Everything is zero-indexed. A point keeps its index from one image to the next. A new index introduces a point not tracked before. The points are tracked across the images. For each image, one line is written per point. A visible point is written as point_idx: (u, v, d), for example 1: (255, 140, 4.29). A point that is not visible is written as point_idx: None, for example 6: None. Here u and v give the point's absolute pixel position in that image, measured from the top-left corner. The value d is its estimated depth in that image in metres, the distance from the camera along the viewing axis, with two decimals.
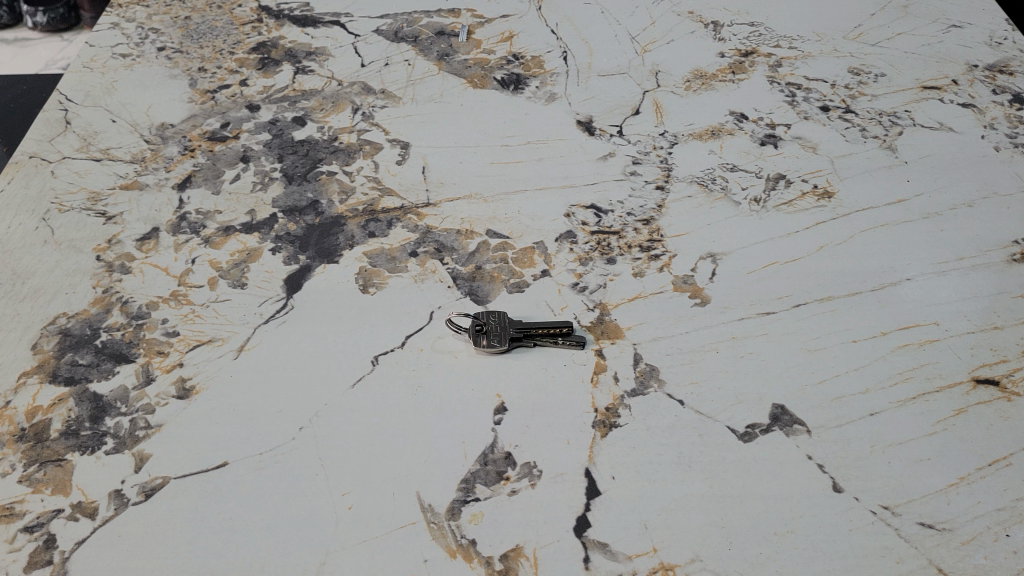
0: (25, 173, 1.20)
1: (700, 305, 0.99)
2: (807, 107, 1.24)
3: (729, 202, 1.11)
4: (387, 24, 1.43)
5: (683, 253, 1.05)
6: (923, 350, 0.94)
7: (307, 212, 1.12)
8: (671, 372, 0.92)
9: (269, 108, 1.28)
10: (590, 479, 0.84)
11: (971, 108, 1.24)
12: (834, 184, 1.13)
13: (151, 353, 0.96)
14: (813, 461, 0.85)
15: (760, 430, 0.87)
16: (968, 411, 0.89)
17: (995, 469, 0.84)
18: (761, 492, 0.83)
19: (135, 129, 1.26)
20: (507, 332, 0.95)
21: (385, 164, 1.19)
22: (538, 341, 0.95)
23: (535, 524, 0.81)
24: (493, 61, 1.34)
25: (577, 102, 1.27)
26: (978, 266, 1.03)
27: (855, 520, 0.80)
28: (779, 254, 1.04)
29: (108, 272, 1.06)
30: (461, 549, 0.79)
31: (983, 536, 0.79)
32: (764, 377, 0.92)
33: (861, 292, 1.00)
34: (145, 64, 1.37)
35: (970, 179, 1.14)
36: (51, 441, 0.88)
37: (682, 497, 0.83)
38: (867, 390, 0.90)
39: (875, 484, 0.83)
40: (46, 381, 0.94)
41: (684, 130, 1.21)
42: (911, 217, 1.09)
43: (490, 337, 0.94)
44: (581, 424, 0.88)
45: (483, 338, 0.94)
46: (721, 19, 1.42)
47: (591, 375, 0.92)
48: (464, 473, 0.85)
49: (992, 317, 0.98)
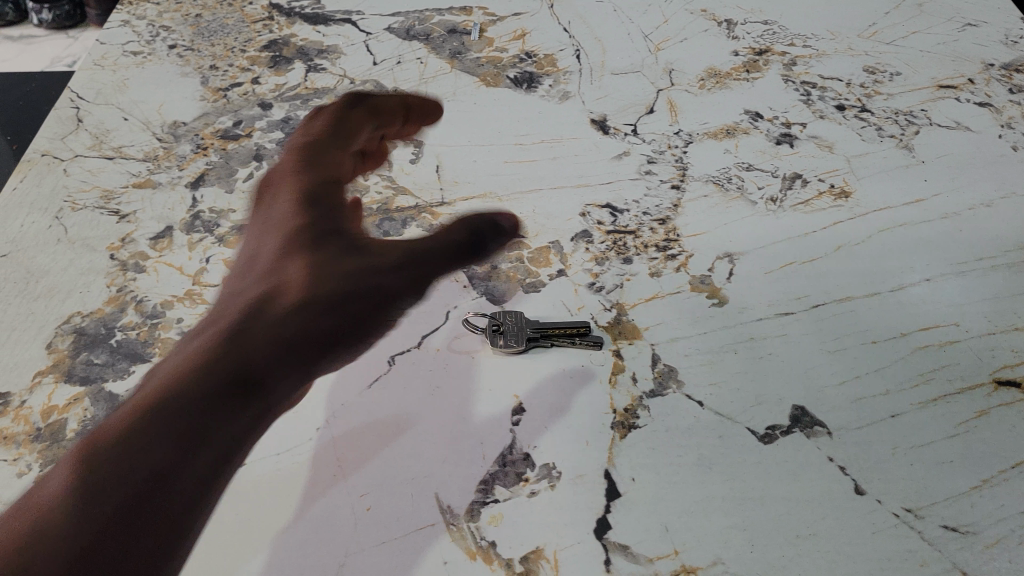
0: (37, 171, 1.20)
1: (718, 305, 0.98)
2: (822, 106, 1.24)
3: (746, 201, 1.11)
4: (398, 22, 1.43)
5: (700, 253, 1.04)
6: (944, 351, 0.94)
7: (322, 211, 1.12)
8: (690, 373, 0.92)
9: (281, 106, 1.28)
10: (610, 481, 0.84)
11: (988, 107, 1.23)
12: (851, 184, 1.12)
13: (166, 353, 0.96)
14: (835, 463, 0.84)
15: (780, 432, 0.87)
16: (990, 413, 0.88)
17: (1018, 472, 0.84)
18: (782, 494, 0.82)
19: (148, 127, 1.26)
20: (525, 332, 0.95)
21: (398, 162, 1.18)
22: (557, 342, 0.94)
23: (556, 525, 0.81)
24: (505, 60, 1.34)
25: (591, 100, 1.26)
26: (997, 267, 1.03)
27: (879, 523, 0.80)
28: (797, 254, 1.04)
29: (121, 271, 1.05)
30: (481, 551, 0.79)
31: (1007, 539, 0.79)
32: (784, 377, 0.91)
33: (880, 293, 0.99)
34: (156, 62, 1.37)
35: (988, 179, 1.13)
36: (66, 441, 0.88)
37: (703, 499, 0.82)
38: (888, 392, 0.90)
39: (897, 488, 0.82)
40: (61, 381, 0.94)
41: (699, 129, 1.21)
42: (929, 217, 1.08)
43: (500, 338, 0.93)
44: (600, 425, 0.88)
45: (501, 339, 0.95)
46: (735, 17, 1.41)
47: (609, 376, 0.92)
48: (483, 474, 0.84)
49: (1013, 318, 0.97)
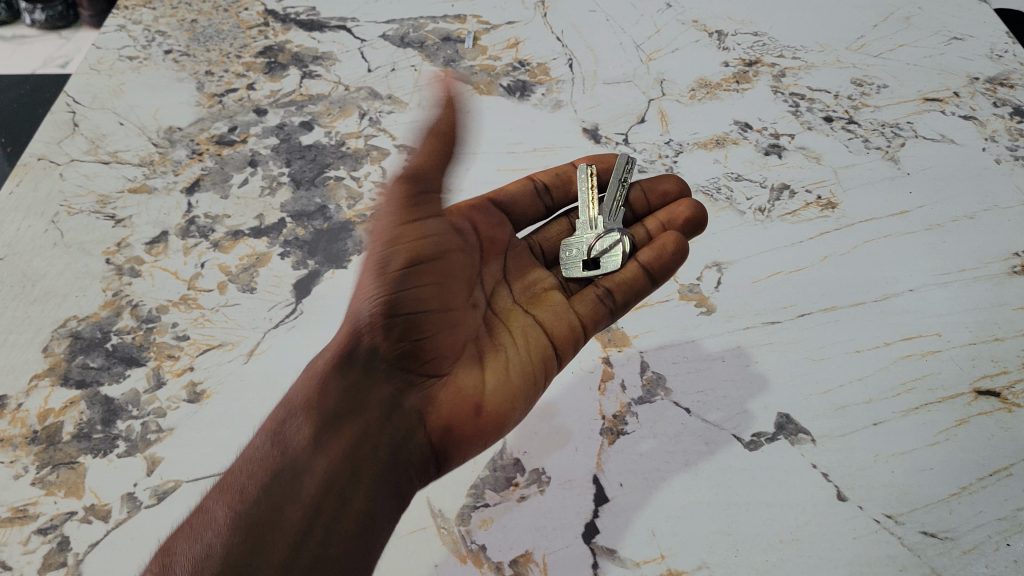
0: (33, 175, 1.21)
1: (706, 313, 1.00)
2: (810, 117, 1.26)
3: (734, 211, 1.12)
4: (392, 29, 1.43)
5: (688, 262, 1.06)
6: (926, 360, 0.96)
7: (316, 217, 1.14)
8: (678, 381, 0.94)
9: (276, 113, 1.29)
10: (599, 486, 0.87)
11: (972, 120, 1.25)
12: (838, 195, 1.14)
13: (162, 357, 0.98)
14: (818, 470, 0.87)
15: (765, 438, 0.89)
16: (969, 421, 0.90)
17: (996, 479, 0.86)
18: (767, 500, 0.85)
19: (143, 132, 1.27)
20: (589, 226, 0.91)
21: (392, 169, 1.20)
22: (619, 197, 0.93)
23: (545, 530, 0.84)
24: (499, 68, 1.35)
25: (583, 110, 1.28)
26: (979, 278, 1.05)
27: (858, 528, 0.83)
28: (784, 264, 1.06)
29: (117, 275, 1.07)
30: (471, 554, 0.83)
31: (984, 545, 0.82)
32: (769, 386, 0.93)
33: (864, 302, 1.01)
34: (152, 67, 1.38)
35: (972, 191, 1.15)
36: (62, 444, 0.91)
37: (689, 504, 0.85)
38: (870, 400, 0.92)
39: (879, 493, 0.85)
40: (57, 384, 0.96)
41: (689, 139, 1.23)
42: (913, 228, 1.10)
43: (656, 257, 0.86)
44: (590, 431, 0.91)
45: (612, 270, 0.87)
46: (726, 28, 1.42)
47: (598, 382, 0.95)
48: (474, 479, 0.87)
49: (994, 329, 0.99)
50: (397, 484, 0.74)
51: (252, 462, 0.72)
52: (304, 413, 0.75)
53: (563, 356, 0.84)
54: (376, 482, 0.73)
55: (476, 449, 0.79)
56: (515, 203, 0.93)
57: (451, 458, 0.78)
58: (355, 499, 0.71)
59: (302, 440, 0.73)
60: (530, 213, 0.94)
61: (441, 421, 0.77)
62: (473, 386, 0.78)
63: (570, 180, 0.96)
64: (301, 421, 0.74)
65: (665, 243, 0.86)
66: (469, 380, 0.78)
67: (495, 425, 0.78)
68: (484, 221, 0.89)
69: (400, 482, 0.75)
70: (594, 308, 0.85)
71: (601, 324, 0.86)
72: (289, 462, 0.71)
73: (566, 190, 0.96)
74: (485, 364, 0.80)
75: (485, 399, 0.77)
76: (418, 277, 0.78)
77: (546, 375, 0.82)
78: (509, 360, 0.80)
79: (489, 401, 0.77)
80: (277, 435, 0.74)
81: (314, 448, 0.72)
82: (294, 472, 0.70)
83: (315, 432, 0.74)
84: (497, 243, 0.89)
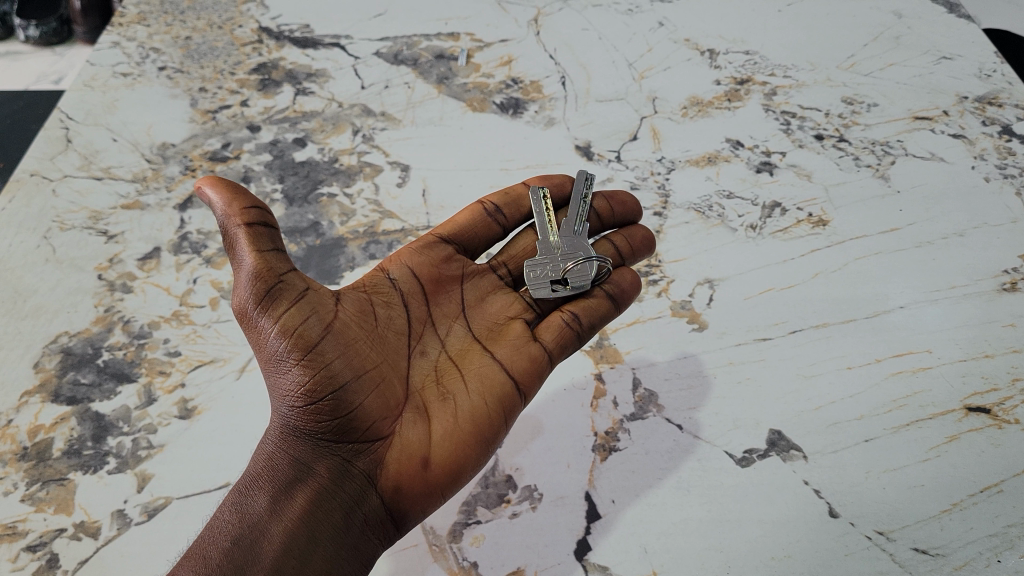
0: (25, 191, 1.21)
1: (698, 330, 1.01)
2: (802, 135, 1.27)
3: (726, 228, 1.13)
4: (386, 47, 1.44)
5: (681, 279, 1.07)
6: (917, 377, 0.96)
7: (309, 233, 1.14)
8: (670, 397, 0.95)
9: (269, 129, 1.29)
10: (591, 503, 0.87)
11: (962, 139, 1.26)
12: (829, 213, 1.15)
13: (153, 373, 0.98)
14: (809, 486, 0.87)
15: (757, 455, 0.89)
16: (960, 438, 0.91)
17: (987, 496, 0.86)
18: (759, 516, 0.85)
19: (136, 148, 1.27)
20: (559, 244, 0.90)
21: (385, 186, 1.20)
22: (581, 215, 0.94)
23: (537, 548, 0.84)
24: (492, 86, 1.36)
25: (576, 127, 1.28)
26: (969, 295, 1.05)
27: (851, 545, 0.83)
28: (775, 281, 1.06)
29: (109, 291, 1.07)
30: (463, 571, 0.82)
31: (976, 562, 0.82)
32: (761, 403, 0.94)
33: (855, 319, 1.02)
34: (145, 83, 1.38)
35: (961, 210, 1.16)
36: (53, 460, 0.91)
37: (681, 521, 0.85)
38: (861, 416, 0.92)
39: (870, 510, 0.85)
40: (48, 400, 0.96)
41: (681, 156, 1.23)
42: (904, 246, 1.11)
43: (617, 286, 0.88)
44: (582, 448, 0.91)
45: (578, 297, 0.88)
46: (718, 47, 1.42)
47: (591, 400, 0.95)
48: (466, 495, 0.87)
49: (983, 346, 0.99)
50: (353, 545, 0.74)
51: (210, 537, 0.73)
52: (256, 485, 0.75)
53: (529, 390, 0.82)
54: (334, 545, 0.74)
55: (436, 502, 0.77)
56: (467, 234, 0.90)
57: (409, 515, 0.77)
58: (315, 561, 0.72)
59: (257, 509, 0.74)
60: (484, 238, 0.92)
61: (390, 480, 0.75)
62: (418, 441, 0.76)
63: (520, 198, 0.94)
64: (256, 491, 0.75)
65: (622, 275, 0.89)
66: (415, 434, 0.77)
67: (446, 477, 0.76)
68: (429, 264, 0.87)
69: (355, 542, 0.75)
70: (561, 336, 0.84)
71: (569, 350, 0.85)
72: (246, 531, 0.72)
73: (518, 207, 0.93)
74: (432, 417, 0.78)
75: (432, 451, 0.76)
76: (337, 343, 0.76)
77: (508, 414, 0.80)
78: (460, 410, 0.78)
79: (436, 452, 0.76)
80: (234, 507, 0.75)
81: (269, 517, 0.73)
82: (254, 538, 0.71)
83: (269, 501, 0.74)
84: (443, 285, 0.87)
